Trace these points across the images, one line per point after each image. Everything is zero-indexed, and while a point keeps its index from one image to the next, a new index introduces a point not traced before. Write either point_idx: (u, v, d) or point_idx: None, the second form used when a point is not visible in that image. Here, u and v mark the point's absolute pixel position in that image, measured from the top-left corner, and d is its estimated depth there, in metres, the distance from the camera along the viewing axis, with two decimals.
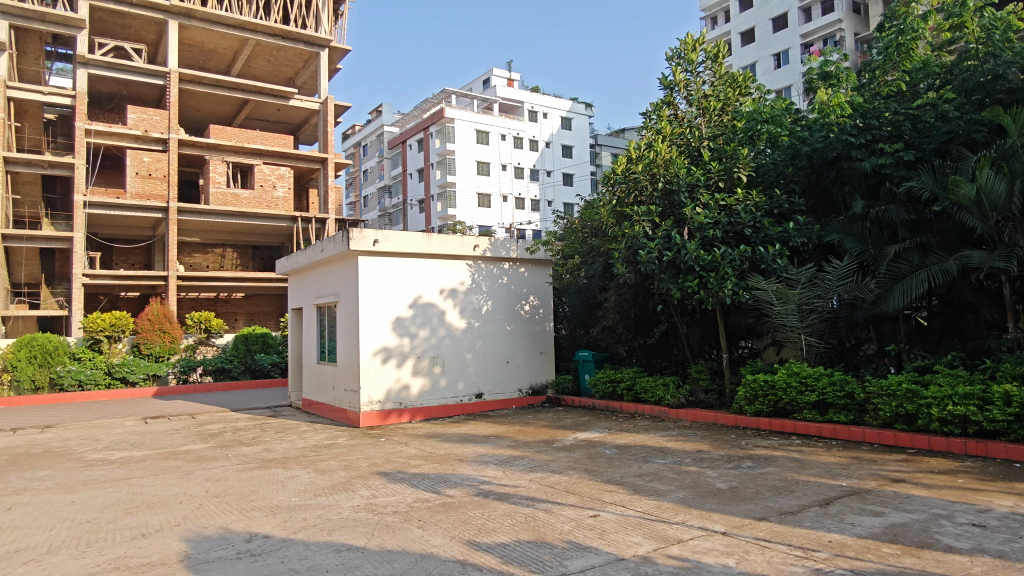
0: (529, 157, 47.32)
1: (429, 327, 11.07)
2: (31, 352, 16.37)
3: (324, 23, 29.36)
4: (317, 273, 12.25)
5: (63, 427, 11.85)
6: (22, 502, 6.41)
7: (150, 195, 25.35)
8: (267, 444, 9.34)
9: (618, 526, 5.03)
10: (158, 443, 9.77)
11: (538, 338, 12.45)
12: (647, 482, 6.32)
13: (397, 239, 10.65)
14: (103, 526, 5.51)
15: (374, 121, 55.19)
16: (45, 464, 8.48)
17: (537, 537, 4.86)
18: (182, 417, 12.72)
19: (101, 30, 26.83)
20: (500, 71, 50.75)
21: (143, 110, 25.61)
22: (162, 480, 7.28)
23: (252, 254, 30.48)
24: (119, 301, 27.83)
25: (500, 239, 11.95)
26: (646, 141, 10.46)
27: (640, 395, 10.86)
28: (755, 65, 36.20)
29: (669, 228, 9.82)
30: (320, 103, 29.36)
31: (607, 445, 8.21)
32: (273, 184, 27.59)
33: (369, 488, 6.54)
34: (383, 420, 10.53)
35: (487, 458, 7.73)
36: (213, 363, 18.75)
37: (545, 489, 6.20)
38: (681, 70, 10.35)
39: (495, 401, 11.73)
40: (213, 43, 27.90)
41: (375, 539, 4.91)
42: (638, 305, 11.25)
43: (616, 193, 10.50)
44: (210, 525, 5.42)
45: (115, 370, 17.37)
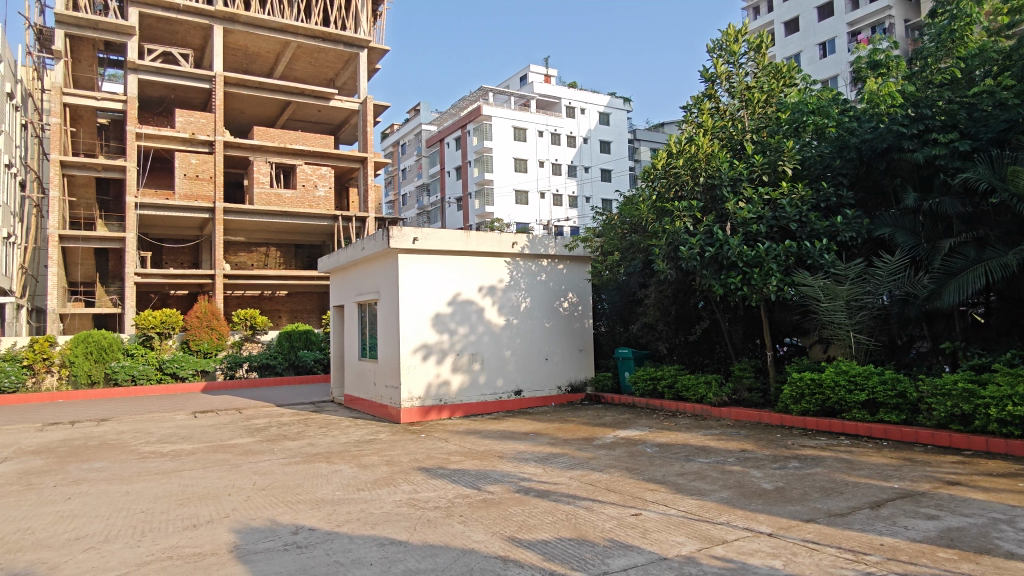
0: (566, 153, 47.11)
1: (468, 323, 11.12)
2: (87, 348, 17.06)
3: (363, 25, 29.78)
4: (358, 272, 12.44)
5: (117, 420, 12.31)
6: (81, 493, 6.67)
7: (197, 196, 26.08)
8: (310, 439, 9.53)
9: (661, 525, 4.97)
10: (207, 437, 10.06)
11: (577, 335, 12.41)
12: (689, 481, 6.23)
13: (436, 237, 10.72)
14: (156, 516, 5.69)
15: (412, 120, 55.71)
16: (102, 455, 8.82)
17: (578, 535, 4.84)
18: (229, 412, 13.08)
19: (150, 36, 27.70)
20: (537, 67, 50.63)
21: (190, 113, 26.40)
22: (212, 472, 7.50)
23: (295, 253, 31.11)
24: (169, 299, 28.75)
25: (539, 236, 11.92)
26: (687, 136, 10.34)
27: (681, 393, 10.71)
28: (800, 54, 35.28)
29: (712, 224, 9.66)
30: (360, 103, 29.79)
31: (647, 443, 8.13)
32: (315, 184, 28.14)
33: (410, 483, 6.61)
34: (422, 416, 10.62)
35: (527, 455, 7.73)
36: (259, 359, 19.40)
37: (586, 487, 6.16)
38: (723, 62, 10.19)
39: (534, 399, 11.72)
40: (256, 46, 28.54)
41: (418, 534, 4.96)
42: (679, 302, 11.14)
43: (656, 188, 10.48)
44: (257, 517, 5.55)
45: (166, 366, 17.88)
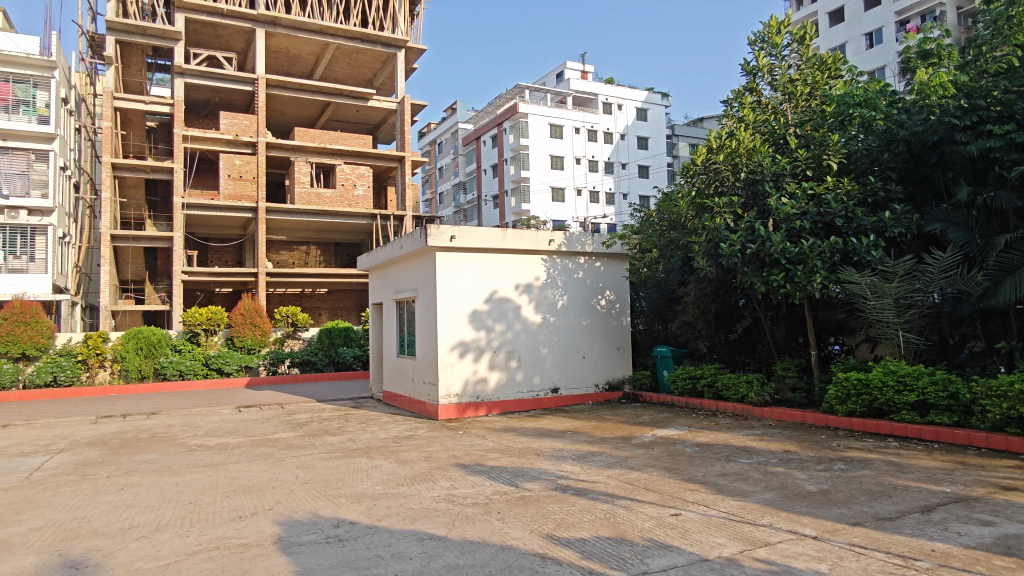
0: (603, 149, 46.76)
1: (505, 321, 11.14)
2: (138, 344, 17.61)
3: (401, 25, 30.08)
4: (396, 270, 12.58)
5: (165, 414, 12.72)
6: (133, 483, 6.92)
7: (241, 196, 26.72)
8: (351, 434, 9.69)
9: (701, 526, 4.90)
10: (251, 431, 10.33)
11: (614, 333, 12.31)
12: (731, 482, 6.14)
13: (473, 235, 10.79)
14: (204, 507, 5.87)
15: (449, 118, 56.06)
16: (152, 448, 9.12)
17: (616, 534, 4.81)
18: (272, 407, 13.39)
19: (196, 41, 28.45)
20: (574, 64, 50.37)
21: (234, 116, 27.08)
22: (257, 465, 7.69)
23: (335, 251, 31.65)
24: (214, 296, 29.61)
25: (576, 233, 11.87)
26: (728, 131, 10.19)
27: (721, 393, 10.53)
28: (845, 45, 34.35)
29: (754, 220, 9.47)
30: (397, 103, 30.11)
31: (686, 443, 8.02)
32: (354, 184, 28.53)
33: (448, 479, 6.66)
34: (460, 413, 10.69)
35: (564, 453, 7.71)
36: (300, 356, 19.69)
37: (625, 486, 6.12)
38: (765, 54, 9.98)
39: (571, 397, 11.69)
40: (297, 49, 29.09)
41: (456, 530, 4.99)
42: (719, 300, 10.97)
43: (696, 184, 10.37)
44: (301, 510, 5.67)
45: (212, 362, 18.49)
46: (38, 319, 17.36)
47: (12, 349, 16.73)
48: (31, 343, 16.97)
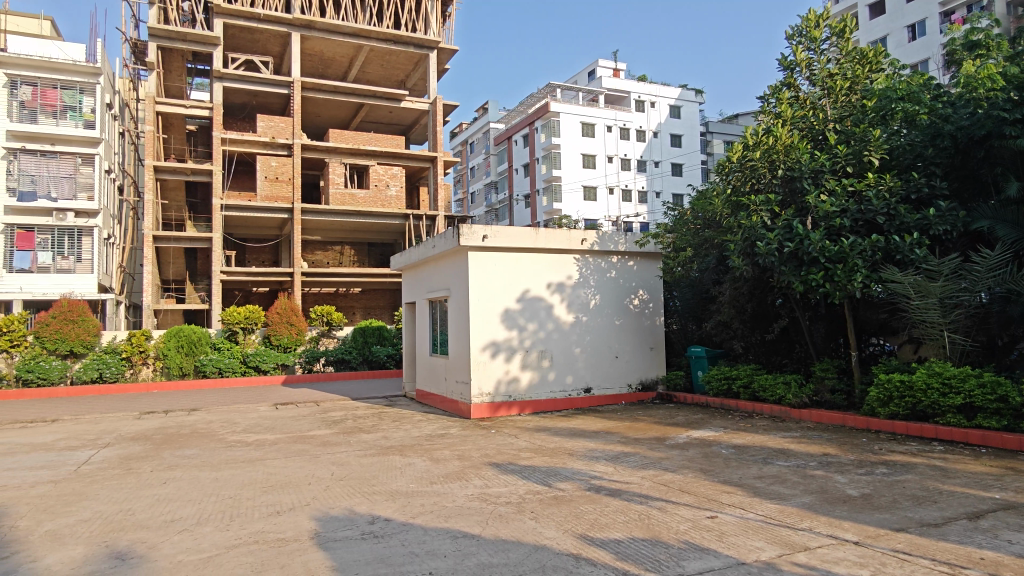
0: (636, 148, 46.34)
1: (537, 320, 11.14)
2: (179, 342, 18.16)
3: (433, 26, 30.27)
4: (428, 270, 12.67)
5: (206, 410, 13.05)
6: (175, 478, 7.09)
7: (278, 197, 27.22)
8: (385, 432, 9.78)
9: (738, 529, 4.83)
10: (288, 428, 10.52)
11: (647, 333, 12.19)
12: (768, 484, 6.03)
13: (505, 234, 10.82)
14: (243, 502, 5.99)
15: (481, 118, 56.27)
16: (193, 443, 9.36)
17: (651, 535, 4.76)
18: (308, 404, 13.63)
19: (234, 45, 29.09)
20: (606, 62, 50.04)
21: (270, 119, 27.69)
22: (293, 462, 7.83)
23: (369, 251, 32.04)
24: (252, 295, 30.29)
25: (608, 232, 11.78)
26: (765, 126, 10.04)
27: (758, 394, 10.36)
28: (886, 38, 33.41)
29: (791, 218, 9.29)
30: (430, 103, 30.36)
31: (722, 445, 7.91)
32: (387, 184, 28.82)
33: (481, 478, 6.68)
34: (492, 412, 10.72)
35: (597, 454, 7.67)
36: (335, 354, 19.94)
37: (659, 487, 6.06)
38: (803, 48, 9.84)
39: (604, 397, 11.63)
40: (331, 51, 29.50)
41: (490, 528, 5.00)
42: (755, 299, 10.80)
43: (731, 181, 10.25)
44: (336, 506, 5.75)
45: (250, 359, 18.95)
46: (84, 318, 17.95)
47: (61, 346, 17.31)
48: (78, 341, 17.56)
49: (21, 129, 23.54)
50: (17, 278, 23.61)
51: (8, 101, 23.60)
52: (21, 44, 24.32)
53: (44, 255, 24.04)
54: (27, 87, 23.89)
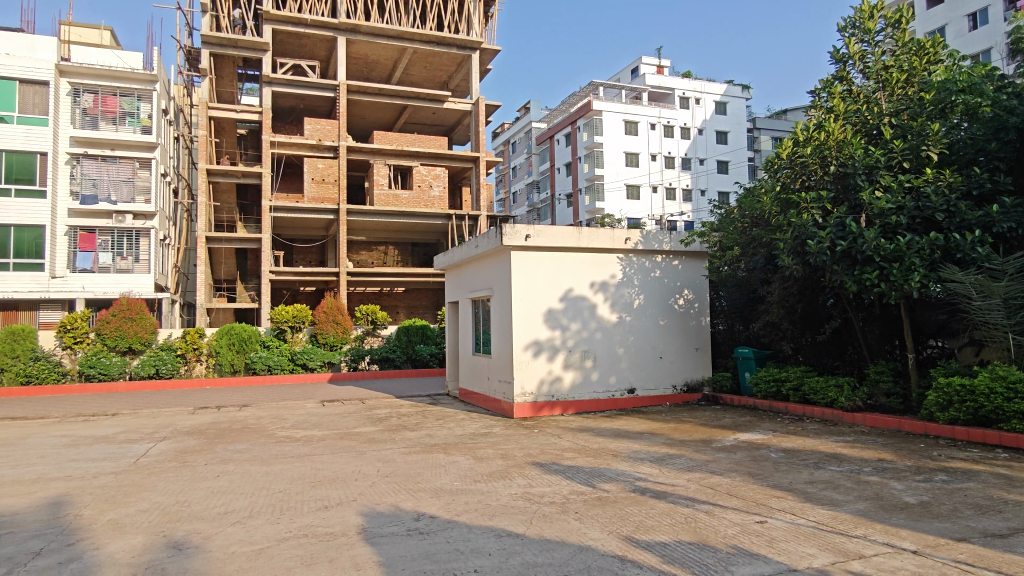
0: (680, 145, 45.68)
1: (580, 320, 11.09)
2: (231, 340, 18.80)
3: (475, 27, 30.46)
4: (471, 269, 12.74)
5: (255, 406, 13.40)
6: (228, 471, 7.31)
7: (323, 199, 27.79)
8: (428, 430, 9.88)
9: (788, 535, 4.71)
10: (335, 424, 10.71)
11: (693, 334, 12.00)
12: (820, 490, 5.86)
13: (548, 233, 10.79)
14: (293, 496, 6.14)
15: (523, 117, 56.38)
16: (244, 438, 9.62)
17: (699, 539, 4.68)
18: (354, 401, 13.88)
19: (282, 51, 29.81)
20: (649, 58, 49.45)
21: (317, 121, 28.20)
22: (340, 458, 7.98)
23: (412, 251, 32.44)
24: (299, 295, 31.05)
25: (653, 231, 11.65)
26: (816, 122, 9.82)
27: (808, 397, 10.08)
28: (945, 28, 32.14)
29: (844, 215, 9.01)
30: (472, 104, 30.59)
31: (771, 449, 7.72)
32: (429, 184, 29.10)
33: (525, 477, 6.68)
34: (535, 412, 10.72)
35: (642, 455, 7.58)
36: (380, 352, 20.24)
37: (706, 491, 5.96)
38: (857, 41, 9.62)
39: (648, 398, 11.50)
40: (376, 55, 29.95)
41: (535, 528, 5.01)
42: (806, 299, 10.54)
43: (780, 178, 10.05)
44: (382, 502, 5.84)
45: (297, 357, 19.28)
46: (142, 316, 18.67)
47: (120, 343, 18.09)
48: (136, 338, 18.30)
49: (83, 135, 24.64)
50: (80, 278, 24.64)
51: (71, 108, 24.80)
52: (83, 53, 25.44)
53: (105, 256, 25.06)
54: (89, 95, 25.05)
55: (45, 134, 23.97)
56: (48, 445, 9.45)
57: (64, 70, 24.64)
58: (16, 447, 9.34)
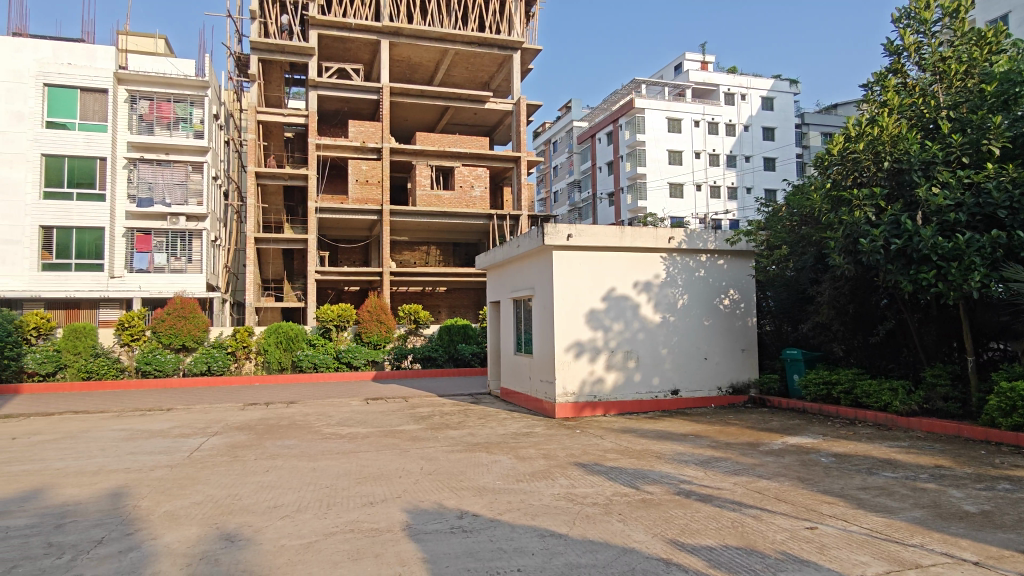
0: (725, 142, 44.89)
1: (623, 320, 11.00)
2: (279, 338, 19.27)
3: (516, 27, 30.54)
4: (513, 269, 12.76)
5: (301, 403, 13.71)
6: (277, 466, 7.50)
7: (367, 200, 28.25)
8: (471, 429, 9.94)
9: (840, 541, 4.58)
10: (379, 422, 10.88)
11: (739, 335, 11.76)
12: (873, 496, 5.68)
13: (590, 233, 10.72)
14: (339, 492, 6.26)
15: (564, 117, 56.27)
16: (291, 434, 9.85)
17: (746, 544, 4.60)
18: (397, 400, 14.06)
19: (327, 55, 30.41)
20: (693, 55, 48.73)
21: (361, 123, 28.66)
22: (384, 455, 8.09)
23: (454, 251, 32.73)
24: (343, 294, 31.64)
25: (697, 230, 11.48)
26: (869, 117, 9.56)
27: (860, 400, 9.76)
28: (1008, 16, 30.67)
29: (899, 213, 8.72)
30: (514, 104, 30.68)
31: (821, 453, 7.51)
32: (471, 184, 29.27)
33: (568, 477, 6.66)
34: (577, 412, 10.68)
35: (686, 457, 7.47)
36: (422, 351, 20.47)
37: (753, 495, 5.84)
38: (912, 31, 9.35)
39: (692, 399, 11.33)
40: (418, 57, 30.30)
41: (578, 528, 4.99)
42: (857, 300, 10.25)
43: (831, 175, 9.82)
44: (426, 499, 5.90)
45: (342, 355, 19.62)
46: (194, 314, 19.28)
47: (174, 341, 18.73)
48: (189, 335, 18.94)
49: (139, 141, 25.64)
50: (136, 278, 25.60)
51: (128, 114, 25.81)
52: (140, 62, 26.44)
53: (160, 257, 25.99)
54: (145, 102, 26.03)
55: (104, 140, 24.98)
56: (108, 438, 9.86)
57: (122, 78, 25.66)
58: (78, 440, 9.77)
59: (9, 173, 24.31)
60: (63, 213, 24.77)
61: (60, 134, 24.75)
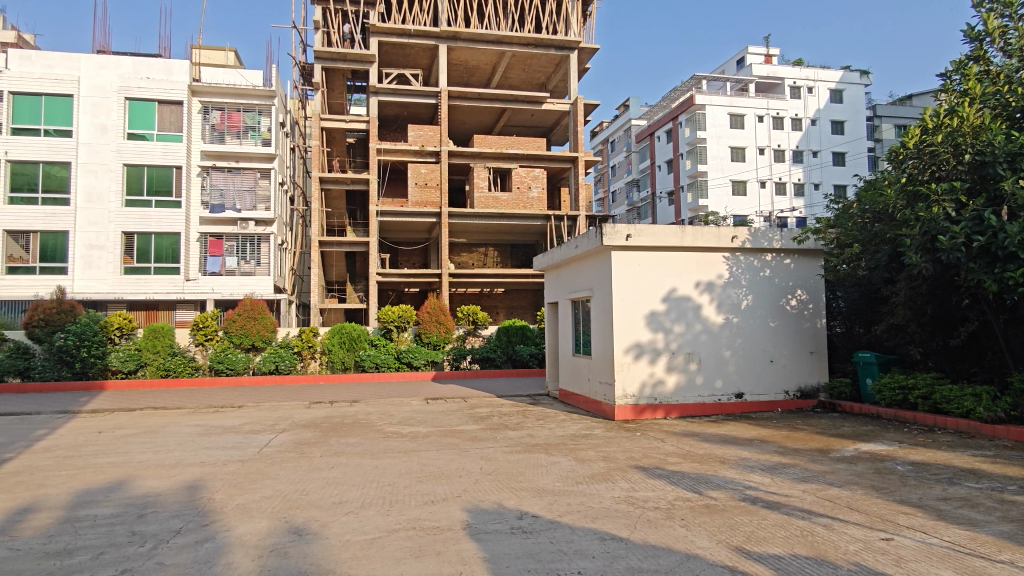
0: (790, 138, 43.47)
1: (684, 321, 10.79)
2: (342, 339, 19.81)
3: (573, 26, 30.46)
4: (571, 270, 12.69)
5: (364, 402, 14.03)
6: (341, 463, 7.70)
7: (426, 203, 28.86)
8: (529, 430, 9.94)
9: (919, 554, 4.35)
10: (439, 422, 11.01)
11: (808, 337, 11.34)
12: (956, 508, 5.37)
13: (650, 232, 10.56)
14: (401, 490, 6.37)
15: (622, 115, 55.69)
16: (356, 432, 10.12)
17: (817, 554, 4.42)
18: (456, 400, 14.22)
19: (387, 61, 31.05)
20: (756, 48, 47.38)
21: (421, 128, 29.08)
22: (444, 454, 8.19)
23: (511, 252, 32.89)
24: (404, 296, 32.24)
25: (762, 229, 11.14)
26: (947, 107, 9.08)
27: (940, 407, 9.25)
28: None
29: (982, 208, 8.21)
30: (571, 104, 30.56)
31: (898, 461, 7.15)
32: (529, 186, 29.38)
33: (628, 480, 6.58)
34: (637, 414, 10.53)
35: (752, 463, 7.25)
36: (481, 352, 20.62)
37: (824, 503, 5.61)
38: (997, 15, 8.84)
39: (757, 403, 10.99)
40: (476, 60, 30.58)
41: (639, 532, 4.91)
42: (936, 300, 9.77)
43: (906, 169, 9.35)
44: (486, 499, 5.94)
45: (403, 355, 20.00)
46: (263, 315, 20.07)
47: (245, 341, 19.52)
48: (258, 336, 19.70)
49: (212, 149, 26.85)
50: (210, 281, 26.77)
51: (201, 124, 27.06)
52: (212, 74, 27.65)
53: (231, 260, 27.10)
54: (216, 112, 27.24)
55: (180, 149, 26.32)
56: (185, 433, 10.35)
57: (196, 90, 26.94)
58: (158, 434, 10.30)
59: (95, 182, 25.88)
60: (143, 219, 26.19)
61: (140, 144, 26.21)
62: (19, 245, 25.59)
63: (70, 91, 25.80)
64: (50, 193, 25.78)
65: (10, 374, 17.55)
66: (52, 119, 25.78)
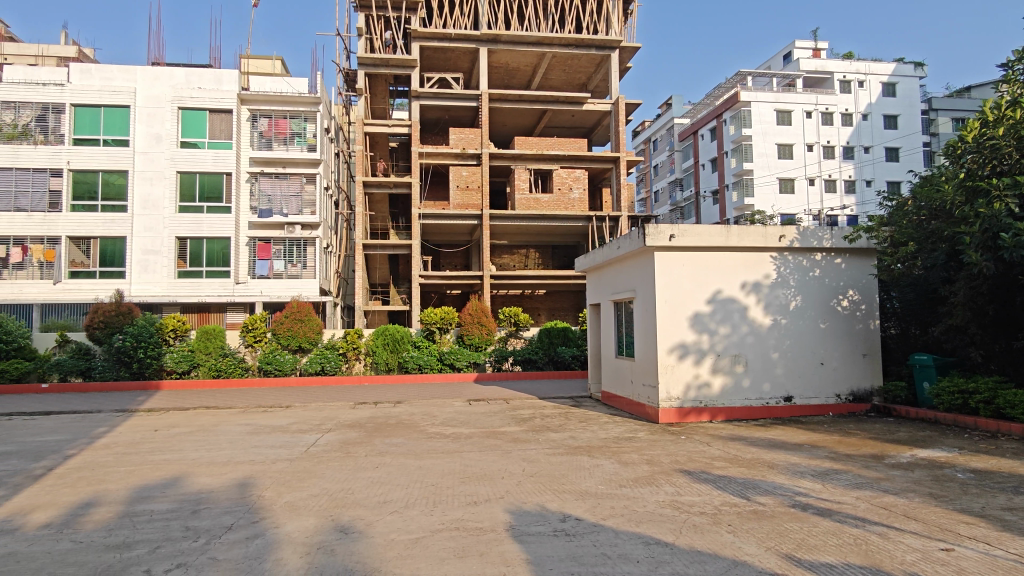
0: (841, 134, 42.20)
1: (730, 323, 10.58)
2: (386, 340, 20.10)
3: (614, 25, 30.24)
4: (614, 271, 12.58)
5: (408, 403, 14.17)
6: (385, 463, 7.80)
7: (468, 205, 28.95)
8: (572, 432, 9.89)
9: (982, 566, 4.16)
10: (481, 423, 11.06)
11: (860, 339, 10.98)
12: (1021, 518, 5.11)
13: (694, 232, 10.39)
14: (444, 490, 6.42)
15: (664, 115, 55.00)
16: (400, 432, 10.24)
17: (871, 563, 4.27)
18: (498, 401, 14.25)
19: (429, 65, 31.38)
20: (803, 42, 46.22)
21: (461, 131, 29.28)
22: (487, 456, 8.21)
23: (552, 254, 32.83)
24: (446, 297, 32.53)
25: (811, 228, 10.85)
26: (1010, 99, 8.71)
27: (1003, 412, 8.84)
28: None
29: None
30: (612, 104, 30.36)
31: (958, 468, 6.85)
32: (570, 187, 29.28)
33: (673, 485, 6.48)
34: (681, 417, 10.35)
35: (802, 468, 7.05)
36: (522, 354, 20.63)
37: (878, 511, 5.42)
38: None
39: (807, 407, 10.68)
40: (516, 62, 30.63)
41: (684, 538, 4.83)
42: (998, 301, 9.34)
43: (965, 164, 8.99)
44: (529, 501, 5.93)
45: (445, 356, 20.18)
46: (309, 317, 20.54)
47: (292, 342, 19.98)
48: (305, 337, 20.14)
49: (260, 156, 27.59)
50: (259, 284, 27.53)
51: (250, 132, 27.84)
52: (259, 83, 28.47)
53: (278, 264, 27.79)
54: (264, 119, 28.01)
55: (230, 156, 27.13)
56: (235, 432, 10.66)
57: (245, 98, 27.74)
58: (210, 432, 10.63)
59: (151, 190, 26.87)
60: (196, 224, 27.09)
61: (193, 152, 27.15)
62: (80, 250, 26.71)
63: (127, 102, 26.86)
64: (108, 201, 26.84)
65: (73, 374, 18.34)
66: (110, 130, 26.88)
